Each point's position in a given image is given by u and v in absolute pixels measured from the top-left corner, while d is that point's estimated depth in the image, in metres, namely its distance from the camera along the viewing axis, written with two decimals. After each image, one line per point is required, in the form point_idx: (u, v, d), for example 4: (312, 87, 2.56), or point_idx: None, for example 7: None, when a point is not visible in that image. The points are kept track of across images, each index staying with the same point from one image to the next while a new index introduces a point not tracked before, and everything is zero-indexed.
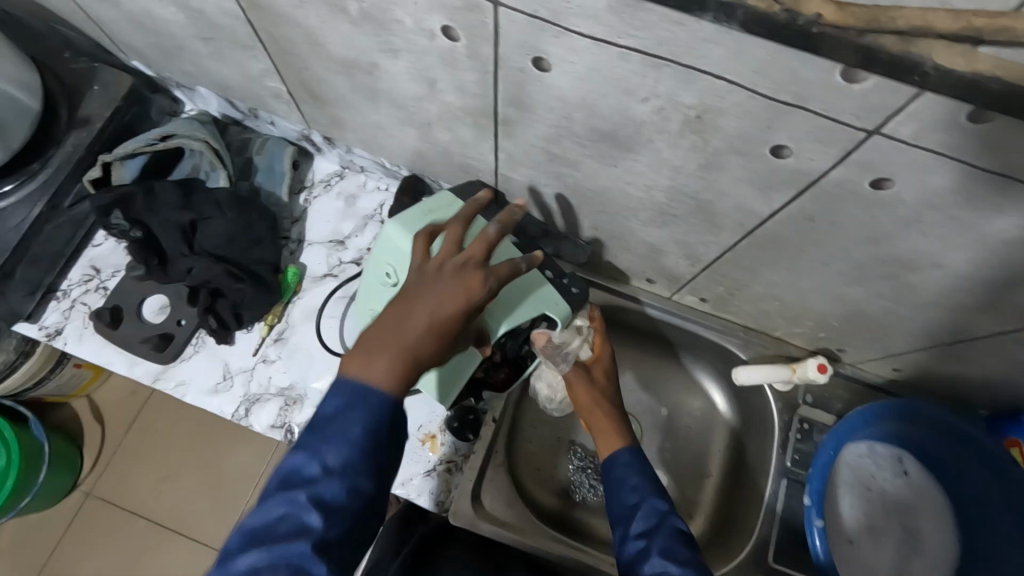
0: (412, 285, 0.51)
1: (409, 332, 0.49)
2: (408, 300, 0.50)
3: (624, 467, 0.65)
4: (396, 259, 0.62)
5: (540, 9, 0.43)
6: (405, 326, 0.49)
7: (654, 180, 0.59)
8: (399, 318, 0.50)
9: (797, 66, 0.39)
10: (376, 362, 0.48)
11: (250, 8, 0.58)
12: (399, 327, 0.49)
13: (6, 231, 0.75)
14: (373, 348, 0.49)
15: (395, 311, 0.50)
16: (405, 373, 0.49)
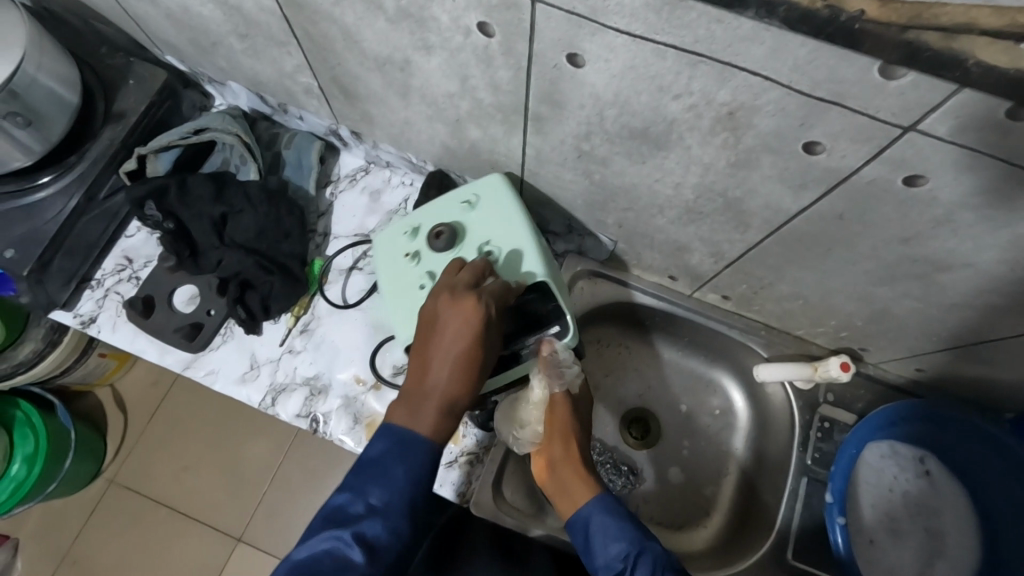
0: (433, 324, 0.62)
1: (437, 371, 0.61)
2: (433, 338, 0.62)
3: (608, 514, 0.61)
4: (483, 193, 0.74)
5: (578, 6, 0.44)
6: (432, 367, 0.61)
7: (683, 177, 0.60)
8: (425, 363, 0.61)
9: (833, 62, 0.39)
10: (411, 411, 0.61)
11: (289, 5, 0.60)
12: (428, 368, 0.61)
13: (45, 222, 0.77)
14: (410, 400, 0.61)
15: (424, 354, 0.62)
16: (436, 406, 0.60)
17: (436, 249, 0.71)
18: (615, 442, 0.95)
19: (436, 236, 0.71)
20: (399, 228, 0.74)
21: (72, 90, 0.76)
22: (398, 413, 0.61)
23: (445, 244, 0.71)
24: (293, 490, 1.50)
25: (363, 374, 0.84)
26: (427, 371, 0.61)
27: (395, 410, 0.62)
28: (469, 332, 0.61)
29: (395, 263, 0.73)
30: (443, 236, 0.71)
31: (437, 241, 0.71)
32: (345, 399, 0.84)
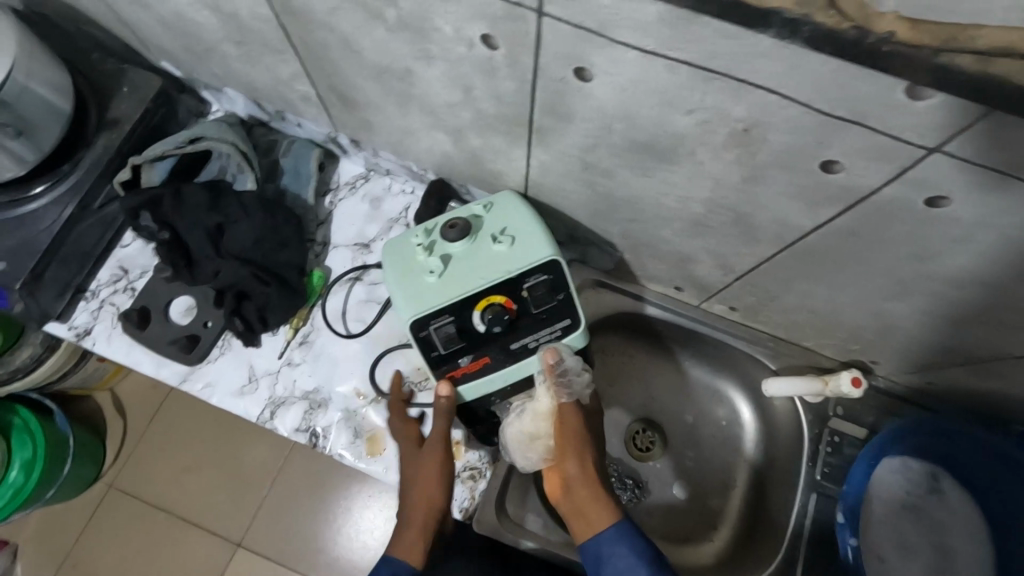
0: (411, 483, 0.72)
1: (427, 503, 0.71)
2: (413, 498, 0.71)
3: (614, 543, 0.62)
4: (498, 201, 0.72)
5: (586, 20, 0.41)
6: (423, 483, 0.71)
7: (693, 192, 0.58)
8: (415, 489, 0.71)
9: (856, 82, 0.37)
10: (412, 540, 0.69)
11: (284, 13, 0.58)
12: (419, 481, 0.71)
13: (38, 233, 0.76)
14: (409, 531, 0.70)
15: (409, 502, 0.71)
16: (433, 518, 0.70)
17: (449, 240, 0.69)
18: (620, 454, 0.93)
19: (449, 228, 0.69)
20: (413, 230, 0.71)
21: (65, 97, 0.74)
22: (401, 549, 0.69)
23: (459, 235, 0.69)
24: (293, 495, 1.49)
25: (365, 387, 0.83)
26: (420, 495, 0.71)
27: (397, 545, 0.69)
28: (442, 482, 0.72)
29: (407, 254, 0.70)
30: (457, 227, 0.69)
31: (451, 233, 0.69)
32: (345, 412, 0.82)
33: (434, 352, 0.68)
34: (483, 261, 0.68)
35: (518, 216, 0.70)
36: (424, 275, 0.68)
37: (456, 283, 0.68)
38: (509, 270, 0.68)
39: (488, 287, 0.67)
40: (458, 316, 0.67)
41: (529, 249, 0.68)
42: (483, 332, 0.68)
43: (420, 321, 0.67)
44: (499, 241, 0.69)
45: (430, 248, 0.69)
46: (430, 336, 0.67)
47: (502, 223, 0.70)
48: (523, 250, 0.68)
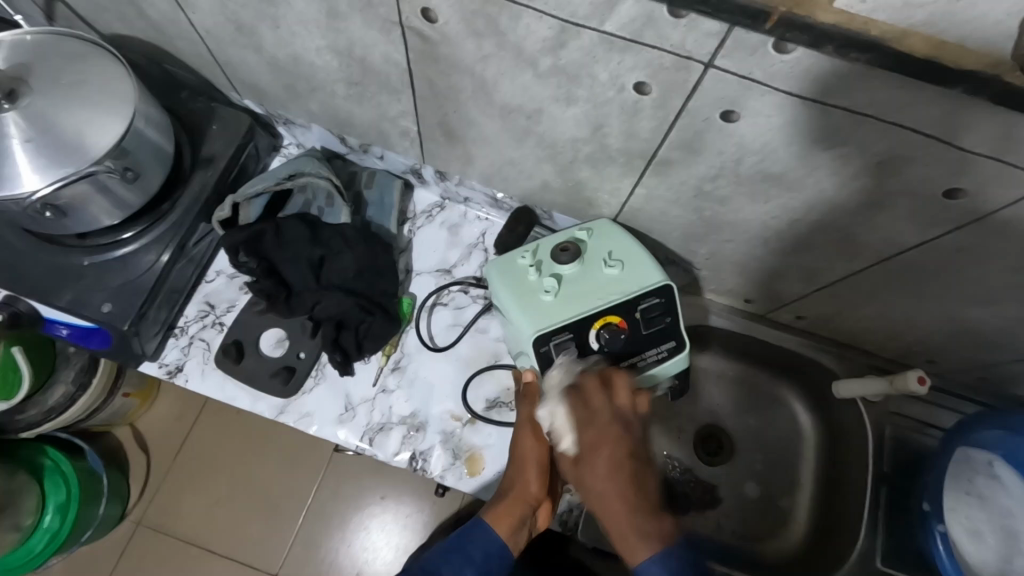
0: (521, 458, 0.70)
1: (528, 482, 0.69)
2: (518, 473, 0.70)
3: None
4: (599, 228, 0.77)
5: (757, 71, 0.46)
6: (523, 459, 0.70)
7: (803, 216, 0.64)
8: (521, 465, 0.70)
9: (1002, 125, 0.43)
10: (506, 509, 0.68)
11: (422, 58, 0.62)
12: (517, 461, 0.71)
13: (139, 274, 0.77)
14: (505, 501, 0.68)
15: (514, 477, 0.70)
16: (524, 500, 0.69)
17: (561, 263, 0.74)
18: (691, 462, 0.99)
19: (561, 252, 0.74)
20: (519, 251, 0.75)
21: (168, 140, 0.75)
22: (495, 515, 0.67)
23: (570, 258, 0.74)
24: (328, 519, 1.43)
25: (459, 409, 0.85)
26: (523, 473, 0.70)
27: (490, 510, 0.68)
28: (545, 463, 0.70)
29: (519, 275, 0.74)
30: (568, 251, 0.74)
31: (563, 256, 0.74)
32: (443, 435, 0.84)
33: (551, 367, 0.70)
34: (594, 284, 0.73)
35: (623, 243, 0.75)
36: (540, 294, 0.73)
37: (574, 304, 0.72)
38: (623, 294, 0.72)
39: (605, 308, 0.72)
40: (577, 333, 0.71)
41: (640, 274, 0.73)
42: (597, 351, 0.71)
43: (542, 337, 0.70)
44: (609, 265, 0.73)
45: (542, 270, 0.74)
46: (550, 351, 0.70)
47: (609, 249, 0.75)
48: (633, 275, 0.73)
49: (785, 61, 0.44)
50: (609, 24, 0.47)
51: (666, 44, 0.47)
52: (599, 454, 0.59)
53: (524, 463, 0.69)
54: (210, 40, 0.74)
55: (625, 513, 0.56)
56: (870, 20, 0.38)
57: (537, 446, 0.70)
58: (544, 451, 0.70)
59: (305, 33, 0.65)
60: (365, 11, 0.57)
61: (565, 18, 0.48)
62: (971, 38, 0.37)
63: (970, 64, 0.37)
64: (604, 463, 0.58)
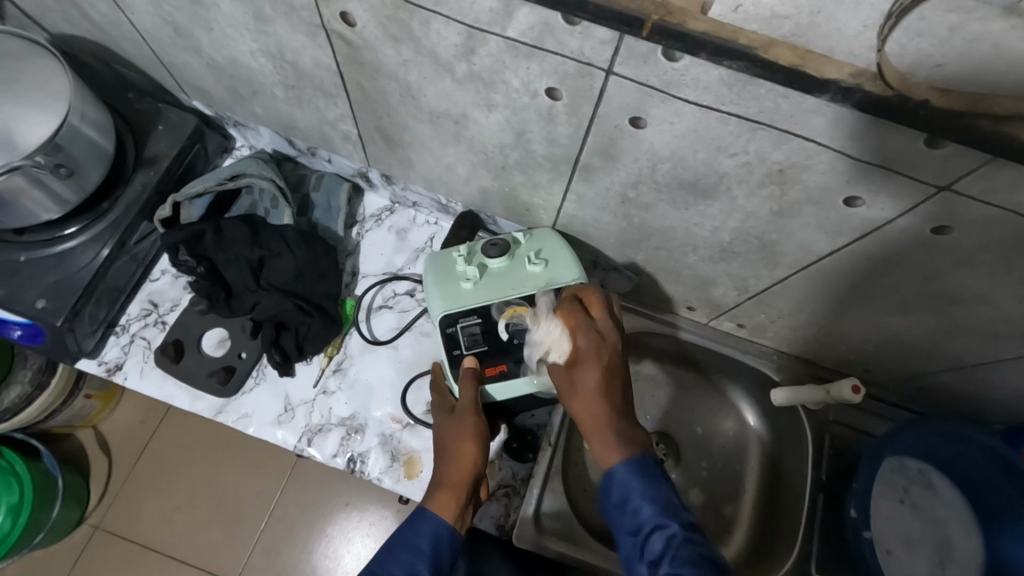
0: (451, 444, 0.68)
1: (466, 463, 0.67)
2: (453, 458, 0.67)
3: (624, 485, 0.60)
4: (537, 234, 0.78)
5: (653, 79, 0.48)
6: (459, 439, 0.68)
7: (723, 223, 0.65)
8: (456, 447, 0.68)
9: (885, 134, 0.45)
10: (448, 497, 0.65)
11: (349, 63, 0.63)
12: (452, 443, 0.68)
13: (77, 270, 0.77)
14: (447, 486, 0.66)
15: (450, 465, 0.67)
16: (467, 479, 0.66)
17: (489, 256, 0.75)
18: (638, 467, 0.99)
19: (492, 247, 0.75)
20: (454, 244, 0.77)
21: (108, 138, 0.77)
22: (440, 504, 0.65)
23: (499, 252, 0.75)
24: (288, 527, 1.41)
25: (399, 411, 0.85)
26: (460, 453, 0.67)
27: (433, 502, 0.65)
28: (480, 440, 0.68)
29: (448, 264, 0.76)
30: (498, 246, 0.75)
31: (492, 250, 0.75)
32: (382, 437, 0.84)
33: (456, 350, 0.71)
34: (516, 279, 0.74)
35: (554, 246, 0.76)
36: (461, 281, 0.74)
37: (489, 292, 0.73)
38: (537, 288, 0.73)
39: (517, 299, 0.72)
40: (485, 318, 0.72)
41: (560, 274, 0.73)
42: (505, 341, 0.72)
43: (449, 318, 0.72)
44: (533, 262, 0.74)
45: (471, 260, 0.75)
46: (455, 333, 0.72)
47: (541, 250, 0.76)
48: (555, 273, 0.74)
49: (675, 69, 0.46)
50: (511, 30, 0.49)
51: (566, 51, 0.49)
52: (588, 368, 0.63)
53: (461, 444, 0.67)
54: (152, 41, 0.76)
55: (608, 414, 0.61)
56: (740, 29, 0.40)
57: (467, 426, 0.68)
58: (480, 427, 0.69)
59: (237, 35, 0.66)
60: (289, 15, 0.59)
61: (470, 24, 0.50)
62: (836, 49, 0.39)
63: (833, 74, 0.39)
64: (596, 374, 0.62)
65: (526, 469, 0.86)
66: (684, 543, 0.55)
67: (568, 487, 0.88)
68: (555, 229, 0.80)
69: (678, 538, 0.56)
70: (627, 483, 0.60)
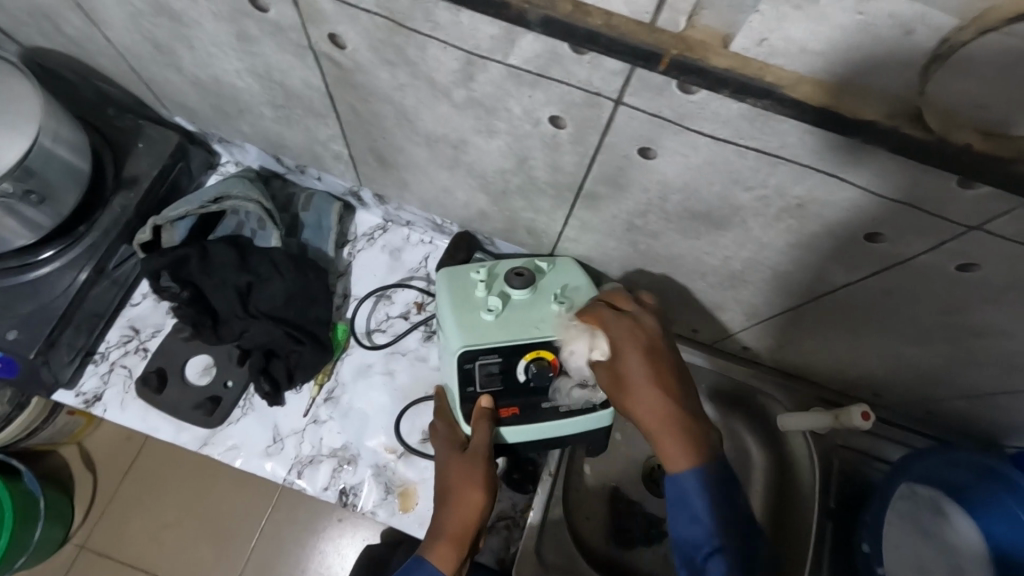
0: (458, 488, 0.64)
1: (471, 513, 0.63)
2: (459, 506, 0.64)
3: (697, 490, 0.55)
4: (560, 268, 0.74)
5: (666, 111, 0.45)
6: (465, 485, 0.64)
7: (734, 253, 0.62)
8: (462, 493, 0.64)
9: (916, 173, 0.42)
10: (448, 548, 0.62)
11: (340, 84, 0.59)
12: (459, 488, 0.64)
13: (53, 298, 0.73)
14: (447, 535, 0.62)
15: (453, 511, 0.64)
16: (471, 529, 0.63)
17: (513, 286, 0.71)
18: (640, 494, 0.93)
19: (516, 276, 0.71)
20: (475, 267, 0.73)
21: (84, 158, 0.73)
22: (439, 556, 0.61)
23: (523, 284, 0.70)
24: (279, 545, 1.23)
25: (393, 441, 0.81)
26: (465, 500, 0.64)
27: (432, 551, 0.62)
28: (489, 488, 0.65)
29: (467, 289, 0.71)
30: (523, 277, 0.71)
31: (516, 280, 0.71)
32: (376, 468, 0.80)
33: (470, 388, 0.67)
34: (540, 316, 0.70)
35: (577, 281, 0.72)
36: (481, 312, 0.69)
37: (510, 328, 0.69)
38: (562, 330, 0.69)
39: (540, 341, 0.68)
40: (505, 358, 0.68)
41: None
42: (522, 382, 0.67)
43: (469, 353, 0.67)
44: (559, 300, 0.70)
45: (492, 287, 0.71)
46: (473, 369, 0.67)
47: (564, 283, 0.72)
48: (580, 313, 0.70)
49: (691, 102, 0.43)
50: (515, 58, 0.45)
51: (572, 80, 0.45)
52: (632, 351, 0.60)
53: (468, 490, 0.64)
54: (130, 57, 0.72)
55: (661, 409, 0.57)
56: (765, 65, 0.37)
57: (478, 471, 0.64)
58: (490, 474, 0.65)
59: (221, 55, 0.62)
60: (275, 35, 0.55)
61: (469, 50, 0.46)
62: (869, 87, 0.36)
63: (865, 115, 0.36)
64: (638, 357, 0.60)
65: (527, 500, 0.83)
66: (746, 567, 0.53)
67: (569, 513, 0.85)
68: (570, 257, 0.76)
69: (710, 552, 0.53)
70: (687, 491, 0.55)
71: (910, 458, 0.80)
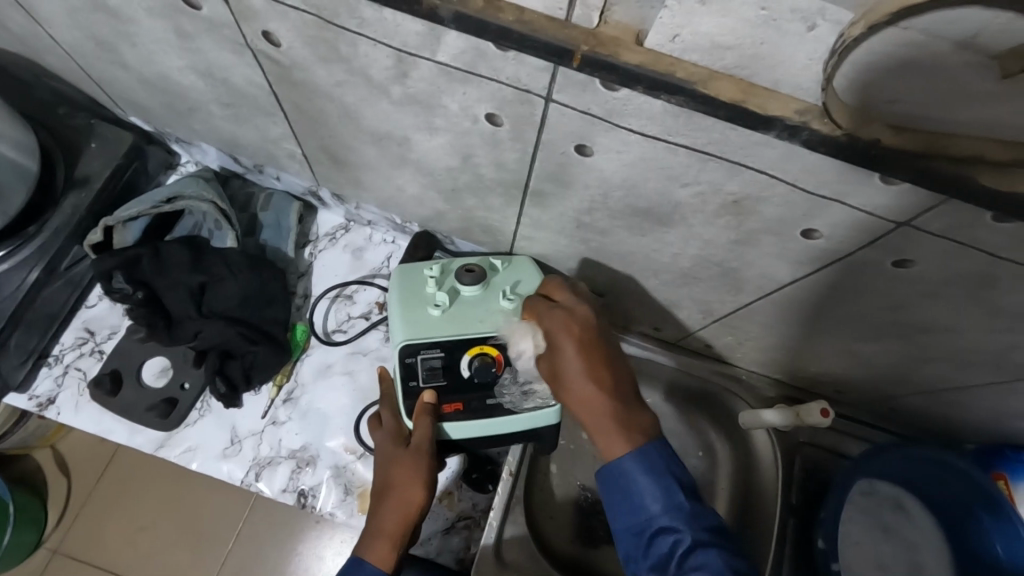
0: (398, 486, 0.64)
1: (410, 509, 0.64)
2: (398, 503, 0.64)
3: (639, 474, 0.55)
4: (518, 268, 0.73)
5: (594, 107, 0.45)
6: (403, 483, 0.64)
7: (681, 250, 0.62)
8: (400, 489, 0.64)
9: (840, 169, 0.42)
10: (386, 545, 0.62)
11: (282, 83, 0.59)
12: (397, 484, 0.64)
13: (1, 299, 0.72)
14: (384, 531, 0.63)
15: (392, 510, 0.64)
16: (410, 524, 0.64)
17: (463, 282, 0.71)
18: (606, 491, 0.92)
19: (466, 273, 0.72)
20: (427, 263, 0.73)
21: (28, 156, 0.72)
22: (378, 554, 0.62)
23: (473, 280, 0.71)
24: (259, 546, 1.18)
25: (353, 442, 0.81)
26: (402, 497, 0.64)
27: (369, 550, 0.63)
28: (429, 485, 0.65)
29: (418, 284, 0.72)
30: (474, 273, 0.71)
31: (466, 277, 0.71)
32: (335, 469, 0.79)
33: (412, 382, 0.67)
34: (487, 313, 0.71)
35: (530, 279, 0.72)
36: (428, 308, 0.70)
37: (456, 323, 0.70)
38: (508, 328, 0.69)
39: (484, 337, 0.69)
40: (447, 353, 0.68)
41: None
42: (465, 378, 0.68)
43: (411, 347, 0.68)
44: (508, 298, 0.70)
45: (442, 283, 0.72)
46: (414, 364, 0.68)
47: (517, 282, 0.72)
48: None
49: (616, 98, 0.43)
50: (442, 55, 0.45)
51: (501, 76, 0.45)
52: (562, 347, 0.60)
53: (407, 486, 0.64)
54: (77, 56, 0.71)
55: (576, 387, 0.58)
56: (680, 60, 0.37)
57: (419, 468, 0.64)
58: (431, 469, 0.65)
59: (163, 52, 0.62)
60: (212, 32, 0.54)
61: (398, 47, 0.46)
62: (781, 82, 0.36)
63: (777, 110, 0.36)
64: (569, 349, 0.60)
65: (487, 499, 0.83)
66: (690, 551, 0.51)
67: (532, 513, 0.84)
68: (528, 256, 0.76)
69: (687, 545, 0.52)
70: (629, 477, 0.55)
71: (862, 454, 0.81)
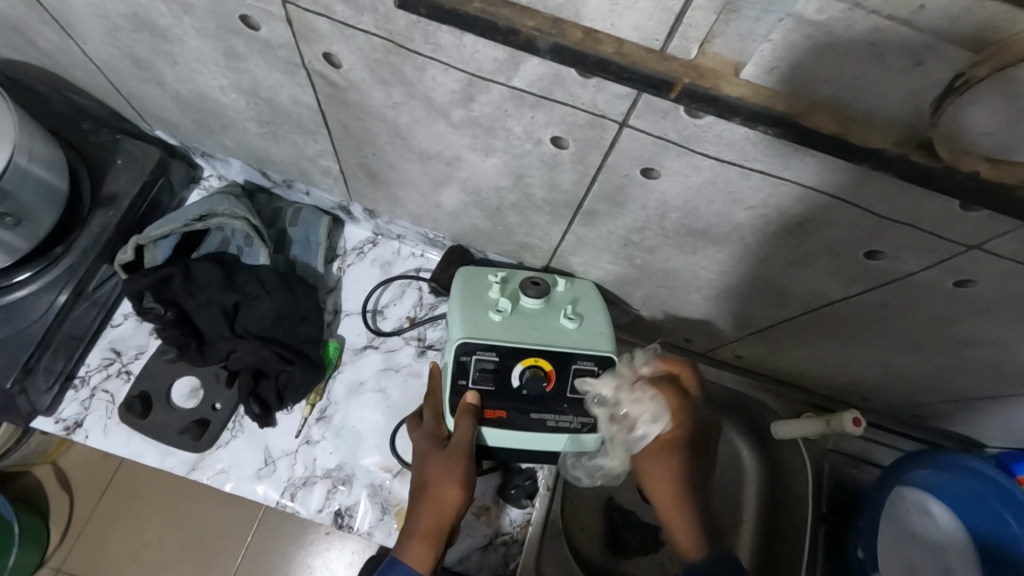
0: (435, 485, 0.64)
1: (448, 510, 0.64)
2: (436, 503, 0.64)
3: None
4: (579, 292, 0.73)
5: (670, 133, 0.44)
6: (443, 483, 0.64)
7: (731, 268, 0.62)
8: (439, 490, 0.64)
9: (920, 198, 0.42)
10: (423, 547, 0.62)
11: (331, 102, 0.58)
12: (436, 485, 0.64)
13: (29, 323, 0.70)
14: (421, 532, 0.63)
15: (428, 510, 0.64)
16: (448, 525, 0.64)
17: (527, 294, 0.69)
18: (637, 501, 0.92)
19: (531, 285, 0.70)
20: (492, 271, 0.72)
21: (60, 176, 0.70)
22: (415, 557, 0.61)
23: (537, 294, 0.69)
24: (269, 562, 1.12)
25: (388, 459, 0.79)
26: (440, 499, 0.64)
27: (406, 552, 0.62)
28: (466, 486, 0.65)
29: (480, 288, 0.71)
30: (540, 287, 0.70)
31: (531, 289, 0.70)
32: (371, 488, 0.77)
33: (462, 380, 0.65)
34: (547, 328, 0.68)
35: (591, 302, 0.72)
36: (490, 311, 0.68)
37: (514, 330, 0.67)
38: (566, 345, 0.67)
39: (542, 350, 0.66)
40: (502, 359, 0.65)
41: (591, 336, 0.68)
42: (514, 388, 0.66)
43: (467, 345, 0.65)
44: (569, 317, 0.69)
45: (505, 290, 0.70)
46: (468, 363, 0.65)
47: (577, 302, 0.72)
48: (588, 332, 0.69)
49: (697, 125, 0.43)
50: (517, 81, 0.45)
51: (577, 102, 0.45)
52: None
53: (446, 488, 0.64)
54: (109, 72, 0.69)
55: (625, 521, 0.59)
56: (775, 93, 0.37)
57: (456, 469, 0.64)
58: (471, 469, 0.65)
59: (206, 70, 0.60)
60: (265, 52, 0.53)
61: (471, 72, 0.45)
62: (876, 113, 0.36)
63: (876, 143, 0.36)
64: None
65: (524, 514, 0.80)
66: None
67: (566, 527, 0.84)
68: (589, 283, 0.76)
69: None
70: None
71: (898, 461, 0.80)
